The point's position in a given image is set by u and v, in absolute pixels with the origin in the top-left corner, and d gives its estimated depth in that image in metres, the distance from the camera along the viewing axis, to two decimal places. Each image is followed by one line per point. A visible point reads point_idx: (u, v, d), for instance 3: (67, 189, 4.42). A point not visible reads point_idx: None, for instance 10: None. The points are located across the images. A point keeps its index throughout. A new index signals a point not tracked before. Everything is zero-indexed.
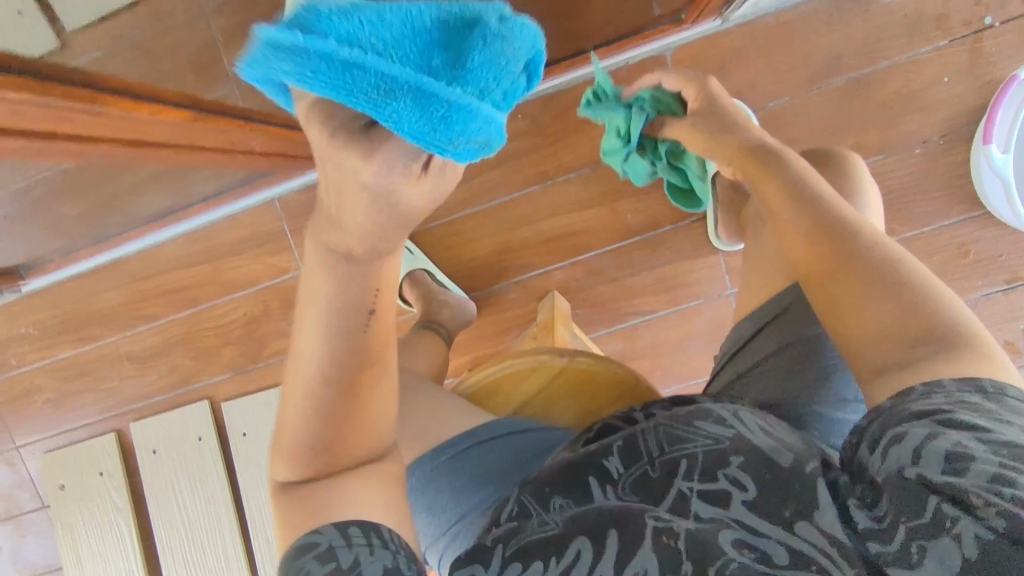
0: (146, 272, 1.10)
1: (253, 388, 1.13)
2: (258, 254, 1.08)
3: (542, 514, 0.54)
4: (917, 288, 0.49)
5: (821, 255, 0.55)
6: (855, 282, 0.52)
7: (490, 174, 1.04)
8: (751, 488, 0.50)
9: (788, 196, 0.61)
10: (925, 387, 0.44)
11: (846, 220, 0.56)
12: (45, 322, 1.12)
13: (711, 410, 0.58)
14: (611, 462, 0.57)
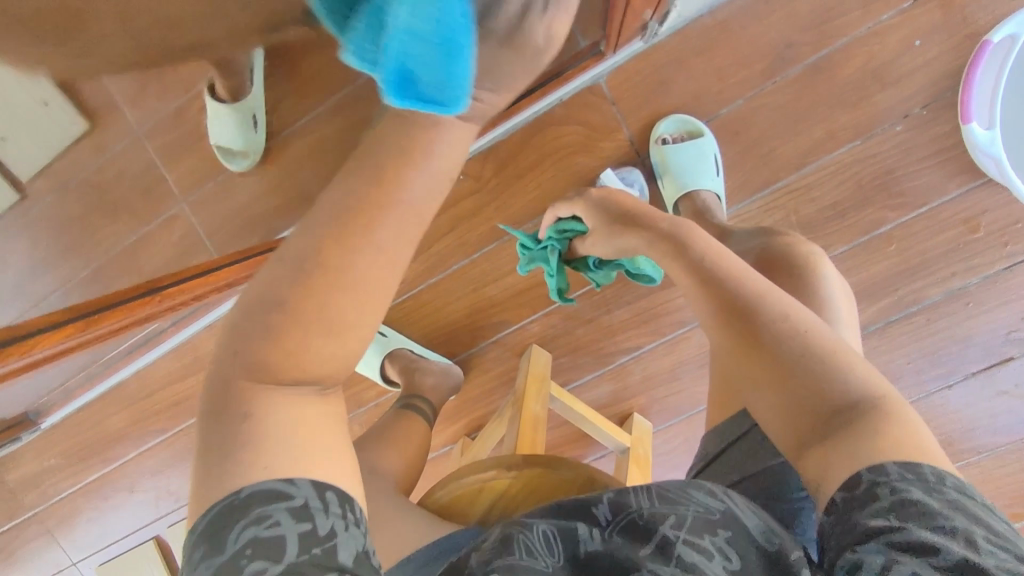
0: (144, 390, 1.14)
1: None
2: None
3: (528, 537, 0.48)
4: (822, 358, 0.46)
5: (733, 340, 0.51)
6: (768, 372, 0.48)
7: (444, 239, 1.00)
8: (734, 558, 0.45)
9: (691, 274, 0.57)
10: (869, 475, 0.40)
11: (749, 292, 0.52)
12: (70, 449, 1.19)
13: (704, 482, 0.51)
14: (600, 507, 0.50)
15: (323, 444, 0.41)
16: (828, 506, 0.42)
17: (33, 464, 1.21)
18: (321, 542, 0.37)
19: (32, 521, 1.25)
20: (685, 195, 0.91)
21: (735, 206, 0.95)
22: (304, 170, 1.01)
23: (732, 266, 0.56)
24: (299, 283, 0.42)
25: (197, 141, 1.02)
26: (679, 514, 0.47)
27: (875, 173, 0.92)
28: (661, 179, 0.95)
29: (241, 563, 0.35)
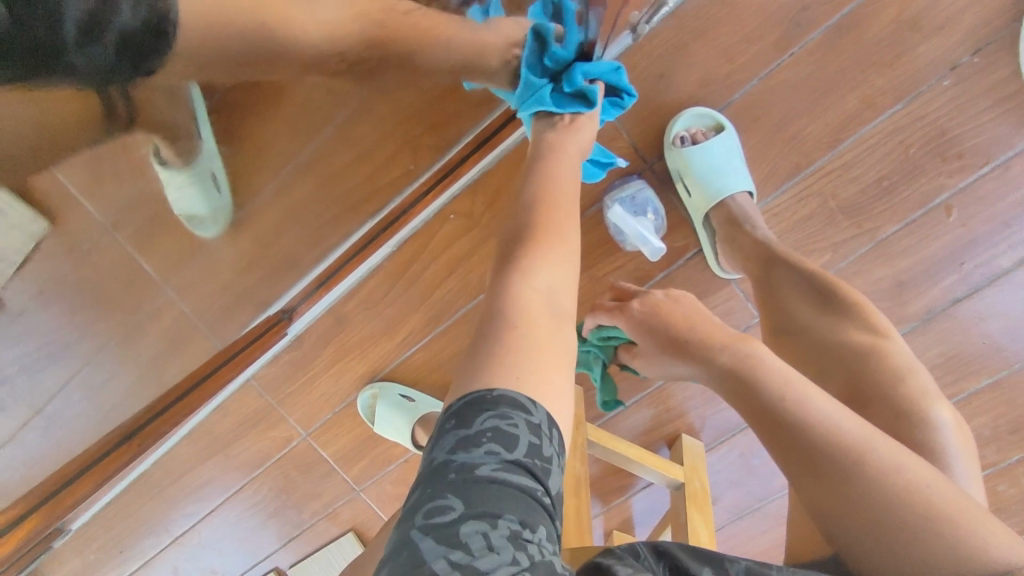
0: (167, 478, 1.09)
1: (307, 548, 1.12)
2: (257, 432, 1.03)
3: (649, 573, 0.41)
4: (941, 522, 0.43)
5: (822, 493, 0.47)
6: (872, 533, 0.44)
7: (445, 284, 0.91)
8: None
9: (770, 415, 0.53)
10: None
11: (838, 443, 0.48)
12: (107, 543, 1.15)
13: None
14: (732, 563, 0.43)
15: (555, 369, 0.46)
16: None
17: (74, 563, 1.17)
18: (542, 458, 0.39)
19: None
20: (716, 204, 0.80)
21: (766, 200, 0.83)
22: (281, 234, 0.92)
23: (818, 405, 0.50)
24: (540, 228, 0.57)
25: (165, 221, 0.93)
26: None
27: (925, 136, 0.78)
28: (682, 190, 0.84)
29: (479, 441, 0.38)
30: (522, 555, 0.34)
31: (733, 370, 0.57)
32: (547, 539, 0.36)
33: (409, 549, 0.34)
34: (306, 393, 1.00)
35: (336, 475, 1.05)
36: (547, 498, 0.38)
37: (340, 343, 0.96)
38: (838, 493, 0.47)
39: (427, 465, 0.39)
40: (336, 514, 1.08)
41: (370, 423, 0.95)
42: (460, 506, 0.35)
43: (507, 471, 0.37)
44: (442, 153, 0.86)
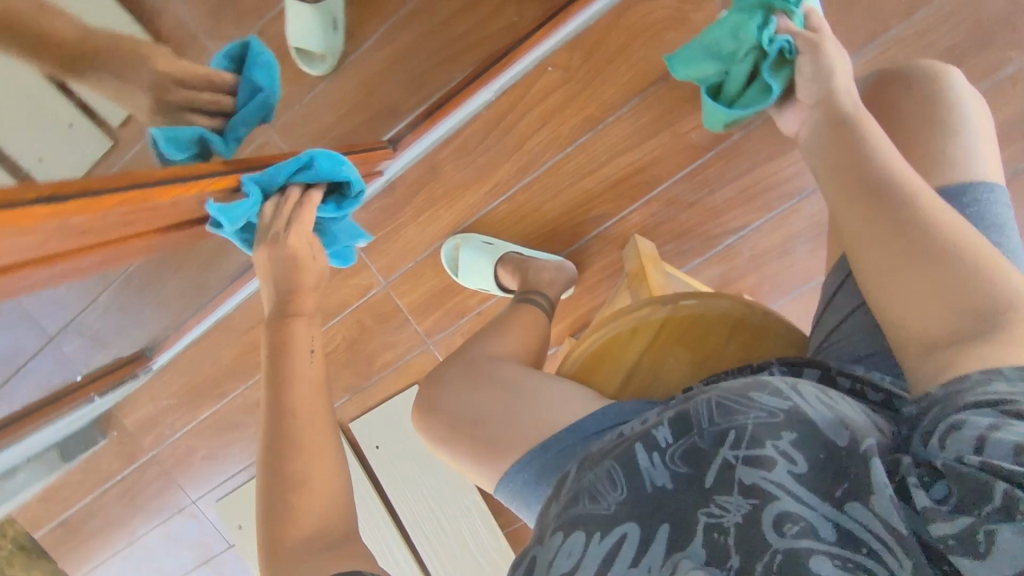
0: (248, 323, 1.15)
1: (373, 403, 1.17)
2: (341, 278, 1.11)
3: (596, 482, 0.50)
4: (970, 254, 0.44)
5: (862, 211, 0.50)
6: (901, 253, 0.46)
7: (535, 136, 0.99)
8: (800, 461, 0.42)
9: (845, 156, 0.56)
10: (981, 372, 0.38)
11: (897, 179, 0.50)
12: (182, 389, 1.23)
13: (768, 380, 0.48)
14: (659, 431, 0.50)
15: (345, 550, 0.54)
16: (925, 397, 0.41)
17: (149, 408, 1.25)
18: None
19: (151, 463, 1.29)
20: None
21: (842, 64, 0.90)
22: (387, 80, 1.00)
23: (887, 158, 0.53)
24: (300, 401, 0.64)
25: (280, 64, 1.02)
26: (738, 427, 0.45)
27: (997, 10, 0.85)
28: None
29: None
30: None
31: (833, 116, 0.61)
32: None
33: None
34: (394, 240, 1.07)
35: (409, 326, 1.11)
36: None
37: (431, 188, 1.04)
38: (881, 210, 0.49)
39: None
40: (405, 367, 1.13)
41: (456, 272, 1.03)
42: None
43: None
44: (545, 6, 0.94)
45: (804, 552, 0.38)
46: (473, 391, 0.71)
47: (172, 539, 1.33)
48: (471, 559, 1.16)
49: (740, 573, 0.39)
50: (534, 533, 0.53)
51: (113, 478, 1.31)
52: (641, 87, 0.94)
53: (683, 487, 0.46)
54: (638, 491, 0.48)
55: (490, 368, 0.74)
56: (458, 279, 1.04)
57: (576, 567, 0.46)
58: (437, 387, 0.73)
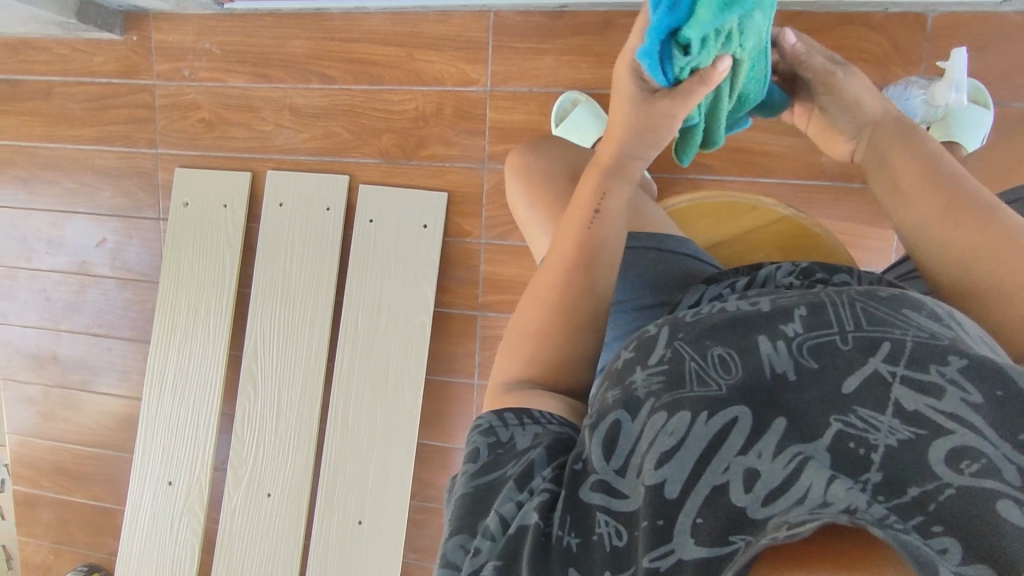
0: (343, 33, 1.10)
1: (393, 183, 1.13)
2: (456, 58, 1.08)
3: (698, 364, 0.41)
4: None
5: (991, 231, 0.47)
6: (1007, 258, 0.46)
7: None
8: (976, 393, 0.33)
9: (920, 173, 0.53)
10: None
11: (987, 197, 0.49)
12: (232, 46, 1.14)
13: (924, 301, 0.40)
14: (789, 323, 0.40)
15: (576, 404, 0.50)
16: None
17: (186, 38, 1.15)
18: (503, 445, 0.45)
19: (142, 90, 1.18)
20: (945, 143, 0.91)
21: None
22: None
23: (969, 185, 0.51)
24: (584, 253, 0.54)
25: None
26: (895, 339, 0.37)
27: None
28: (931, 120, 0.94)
29: (472, 455, 0.45)
30: (526, 519, 0.39)
31: (894, 133, 0.58)
32: (543, 505, 0.40)
33: (456, 554, 0.40)
34: (526, 58, 1.06)
35: (480, 140, 1.08)
36: (533, 454, 0.43)
37: (591, 44, 1.04)
38: (978, 224, 0.48)
39: (465, 490, 0.43)
40: (446, 171, 1.10)
41: (559, 123, 1.01)
42: (487, 510, 0.41)
43: (488, 470, 0.43)
44: None
45: (986, 497, 0.29)
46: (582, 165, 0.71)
47: (105, 173, 1.21)
48: (382, 371, 1.10)
49: (880, 494, 0.31)
50: (605, 399, 0.43)
51: (96, 76, 1.19)
52: None
53: (810, 383, 0.37)
54: (752, 377, 0.39)
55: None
56: (556, 129, 1.02)
57: (679, 447, 0.37)
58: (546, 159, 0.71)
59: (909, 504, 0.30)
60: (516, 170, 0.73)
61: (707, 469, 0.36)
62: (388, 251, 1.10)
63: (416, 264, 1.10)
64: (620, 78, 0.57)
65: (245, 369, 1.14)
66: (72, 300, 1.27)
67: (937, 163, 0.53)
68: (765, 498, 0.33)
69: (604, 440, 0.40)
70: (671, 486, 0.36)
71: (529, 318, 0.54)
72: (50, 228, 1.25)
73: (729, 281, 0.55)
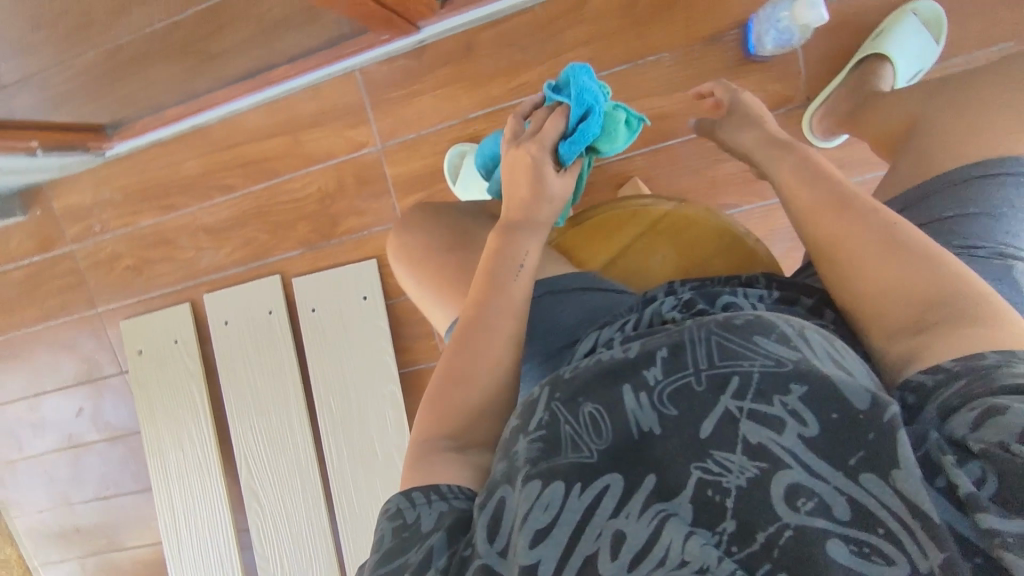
0: (226, 141, 1.10)
1: (322, 267, 1.12)
2: (337, 127, 1.06)
3: (573, 426, 0.40)
4: (919, 251, 0.47)
5: (842, 228, 0.51)
6: (865, 247, 0.49)
7: (579, 50, 0.99)
8: (812, 424, 0.37)
9: (794, 174, 0.58)
10: (998, 355, 0.39)
11: (846, 189, 0.54)
12: (129, 189, 1.14)
13: (773, 323, 0.42)
14: (650, 369, 0.41)
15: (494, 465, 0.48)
16: (939, 368, 0.40)
17: (85, 196, 1.16)
18: (409, 527, 0.42)
19: (64, 258, 1.19)
20: (867, 61, 0.91)
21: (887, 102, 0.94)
22: None
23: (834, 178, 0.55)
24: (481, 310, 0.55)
25: None
26: (743, 373, 0.39)
27: None
28: (873, 36, 0.93)
29: (375, 546, 0.42)
30: None
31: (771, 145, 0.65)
32: None
33: None
34: (402, 106, 1.04)
35: (388, 199, 1.07)
36: (433, 539, 0.40)
37: (460, 70, 1.01)
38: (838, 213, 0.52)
39: None
40: (367, 239, 1.10)
41: (455, 179, 1.01)
42: None
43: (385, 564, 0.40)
44: None
45: (819, 534, 0.34)
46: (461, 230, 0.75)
47: (59, 346, 1.23)
48: (369, 450, 1.10)
49: (734, 542, 0.35)
50: (494, 471, 0.42)
51: (21, 259, 1.21)
52: (689, 38, 0.97)
53: (674, 432, 0.38)
54: (621, 436, 0.39)
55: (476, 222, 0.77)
56: (454, 186, 1.03)
57: (552, 526, 0.37)
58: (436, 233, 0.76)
59: (758, 551, 0.34)
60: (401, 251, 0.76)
61: (581, 539, 0.36)
62: (341, 335, 1.11)
63: (371, 339, 1.10)
64: (533, 155, 0.61)
65: (246, 489, 1.15)
66: (71, 472, 1.29)
67: (809, 166, 0.58)
68: (629, 562, 0.35)
69: (489, 521, 0.39)
70: (545, 567, 0.36)
71: (450, 360, 0.52)
72: (29, 413, 1.28)
73: (621, 324, 0.55)
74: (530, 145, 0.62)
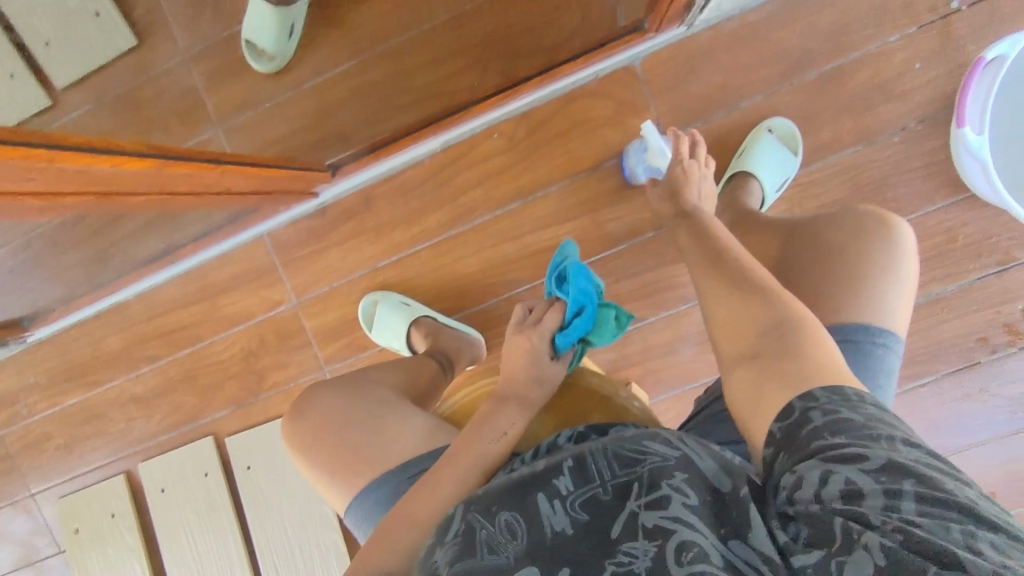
0: (148, 314, 1.13)
1: (253, 423, 1.13)
2: (253, 288, 1.10)
3: (490, 531, 0.52)
4: (769, 296, 0.59)
5: (718, 282, 0.64)
6: (730, 291, 0.62)
7: (471, 192, 1.04)
8: (693, 496, 0.48)
9: (700, 244, 0.74)
10: (802, 403, 0.48)
11: (731, 253, 0.68)
12: (55, 369, 1.16)
13: (658, 431, 0.55)
14: (560, 479, 0.54)
15: None
16: (771, 440, 0.49)
17: (12, 382, 1.17)
18: None
19: None
20: (736, 176, 0.99)
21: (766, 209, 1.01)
22: (343, 108, 1.04)
23: (729, 242, 0.71)
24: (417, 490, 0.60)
25: (238, 72, 1.06)
26: (637, 476, 0.51)
27: (872, 176, 1.00)
28: (737, 154, 1.01)
29: None
30: None
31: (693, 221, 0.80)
32: None
33: None
34: (312, 262, 1.08)
35: (309, 350, 1.10)
36: None
37: (363, 223, 1.07)
38: (720, 264, 0.67)
39: None
40: (294, 391, 1.11)
41: (369, 328, 1.03)
42: None
43: None
44: (504, 78, 1.00)
45: None
46: (351, 398, 0.78)
47: None
48: None
49: None
50: None
51: None
52: (572, 170, 1.03)
53: (586, 532, 0.49)
54: (541, 537, 0.50)
55: (368, 388, 0.81)
56: (370, 334, 1.05)
57: None
58: (342, 400, 0.78)
59: None
60: (294, 428, 0.79)
61: None
62: (279, 490, 1.11)
63: (308, 491, 1.10)
64: (533, 343, 0.71)
65: None
66: None
67: (711, 239, 0.73)
68: None
69: None
70: None
71: (390, 518, 0.59)
72: None
73: (525, 455, 0.63)
74: (532, 333, 0.72)
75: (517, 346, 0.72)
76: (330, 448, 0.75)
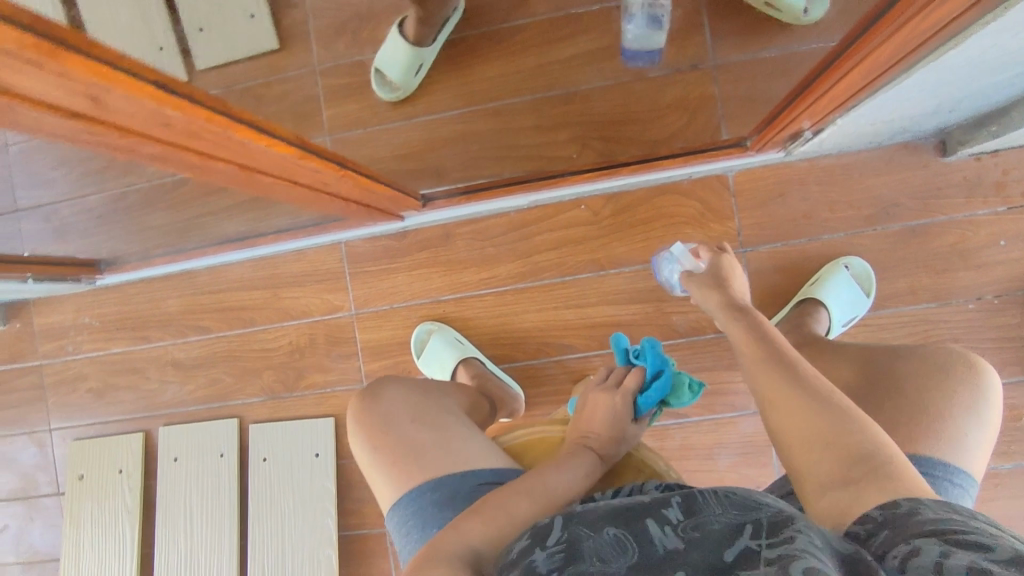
0: (213, 289, 1.17)
1: (280, 417, 1.15)
2: (319, 289, 1.14)
3: (596, 542, 0.47)
4: (845, 415, 0.58)
5: (785, 389, 0.64)
6: (800, 402, 0.61)
7: (546, 253, 1.08)
8: (820, 540, 0.43)
9: (756, 341, 0.74)
10: (909, 503, 0.47)
11: (789, 358, 0.68)
12: (109, 315, 1.19)
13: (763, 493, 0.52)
14: (670, 510, 0.50)
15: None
16: (873, 522, 0.46)
17: (66, 317, 1.20)
18: None
19: (33, 371, 1.22)
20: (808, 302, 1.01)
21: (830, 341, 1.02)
22: (446, 148, 1.12)
23: (782, 346, 0.72)
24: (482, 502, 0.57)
25: (362, 92, 1.15)
26: (756, 520, 0.46)
27: (942, 336, 1.01)
28: (810, 281, 1.04)
29: None
30: None
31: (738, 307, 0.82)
32: None
33: None
34: (381, 279, 1.12)
35: (355, 361, 1.12)
36: None
37: (438, 255, 1.10)
38: (781, 366, 0.67)
39: None
40: (329, 396, 1.13)
41: (419, 355, 1.06)
42: None
43: None
44: (600, 157, 1.08)
45: None
46: (419, 395, 0.73)
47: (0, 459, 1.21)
48: None
49: None
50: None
51: None
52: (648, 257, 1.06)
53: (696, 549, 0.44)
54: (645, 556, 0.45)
55: (438, 394, 0.77)
56: (418, 361, 1.07)
57: None
58: (402, 393, 0.73)
59: None
60: (359, 418, 0.72)
61: None
62: (286, 491, 1.11)
63: (316, 500, 1.10)
64: (619, 403, 0.73)
65: None
66: None
67: (764, 338, 0.74)
68: None
69: None
70: None
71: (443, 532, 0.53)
72: None
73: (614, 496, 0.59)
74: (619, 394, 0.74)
75: (603, 411, 0.72)
76: (376, 438, 0.69)
